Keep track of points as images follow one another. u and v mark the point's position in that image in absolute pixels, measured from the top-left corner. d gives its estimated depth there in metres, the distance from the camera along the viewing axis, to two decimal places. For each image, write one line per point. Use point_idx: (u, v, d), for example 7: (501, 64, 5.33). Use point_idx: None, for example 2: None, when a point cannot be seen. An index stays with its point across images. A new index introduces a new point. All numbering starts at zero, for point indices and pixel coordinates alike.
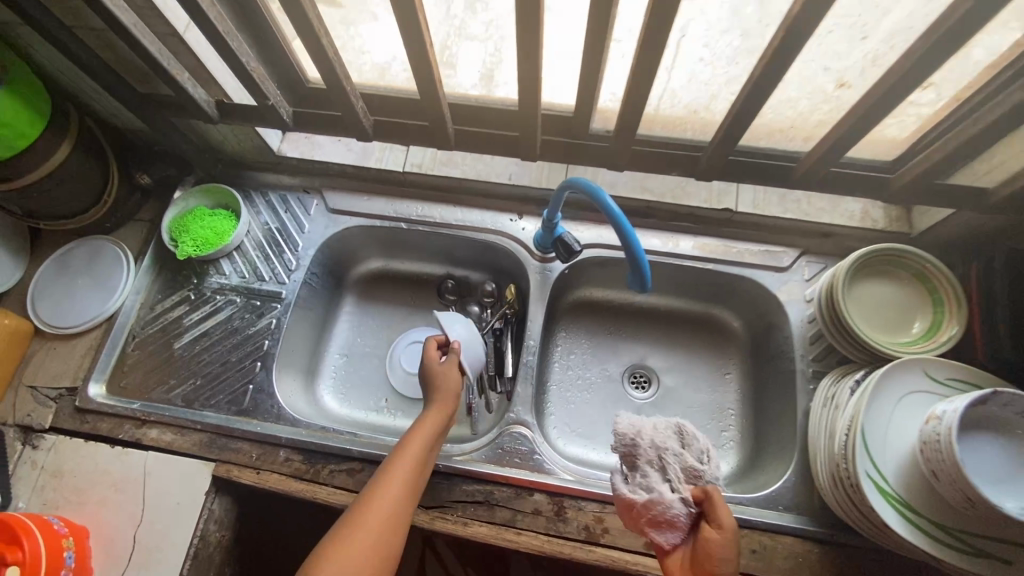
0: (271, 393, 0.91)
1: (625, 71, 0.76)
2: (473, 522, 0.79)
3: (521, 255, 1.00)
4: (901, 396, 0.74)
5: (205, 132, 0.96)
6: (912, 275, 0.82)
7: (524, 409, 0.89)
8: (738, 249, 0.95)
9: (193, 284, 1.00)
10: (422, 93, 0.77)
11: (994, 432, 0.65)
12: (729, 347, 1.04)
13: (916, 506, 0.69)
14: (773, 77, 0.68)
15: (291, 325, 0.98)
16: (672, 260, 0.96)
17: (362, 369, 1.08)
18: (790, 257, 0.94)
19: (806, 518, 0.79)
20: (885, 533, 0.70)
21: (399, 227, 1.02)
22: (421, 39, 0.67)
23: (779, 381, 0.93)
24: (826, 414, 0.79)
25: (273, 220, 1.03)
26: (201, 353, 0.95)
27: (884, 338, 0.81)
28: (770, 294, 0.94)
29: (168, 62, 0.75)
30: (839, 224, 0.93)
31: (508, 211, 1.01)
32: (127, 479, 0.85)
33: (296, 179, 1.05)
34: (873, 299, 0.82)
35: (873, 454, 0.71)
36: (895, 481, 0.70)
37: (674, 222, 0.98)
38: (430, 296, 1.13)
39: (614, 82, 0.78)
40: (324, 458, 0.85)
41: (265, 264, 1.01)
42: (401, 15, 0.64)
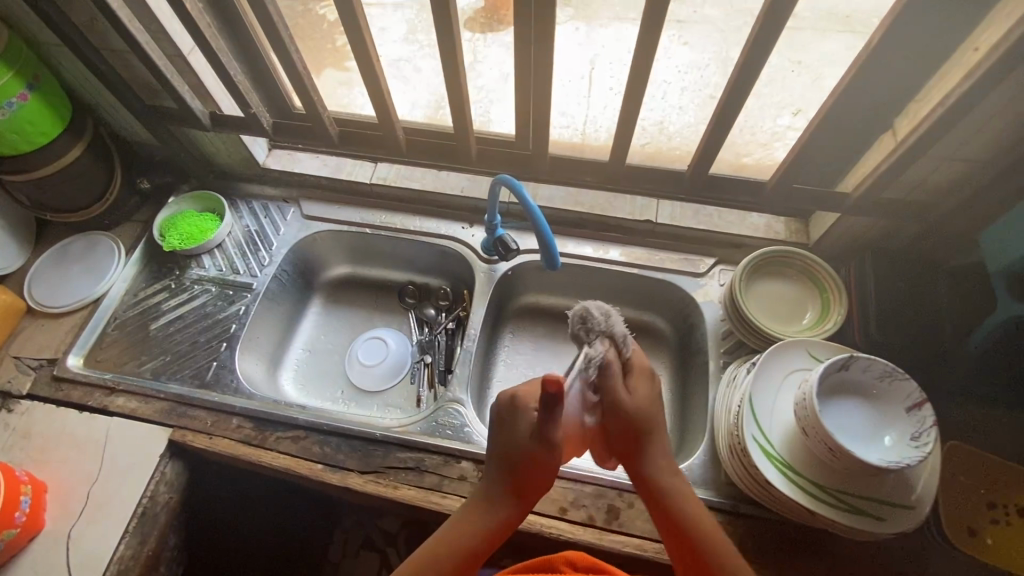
0: (232, 369, 1.00)
1: None
2: (403, 486, 0.86)
3: (468, 257, 1.12)
4: (788, 372, 0.82)
5: (201, 144, 1.12)
6: (800, 272, 0.94)
7: (460, 389, 0.97)
8: (660, 257, 1.07)
9: (174, 275, 1.12)
10: (377, 108, 0.93)
11: (858, 394, 0.74)
12: (660, 349, 1.12)
13: (799, 468, 0.76)
14: None
15: (258, 313, 1.09)
16: (601, 265, 1.08)
17: (322, 363, 1.16)
18: (706, 265, 1.05)
19: (712, 491, 0.85)
20: (771, 493, 0.77)
21: (364, 231, 1.15)
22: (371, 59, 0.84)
23: (697, 375, 1.01)
24: (726, 393, 0.87)
25: (253, 223, 1.17)
26: (174, 333, 1.05)
27: (781, 327, 0.91)
28: (688, 296, 1.05)
29: (172, 76, 0.91)
30: (747, 235, 1.04)
31: (460, 221, 1.15)
32: (89, 441, 0.92)
33: (277, 190, 1.19)
34: (770, 294, 0.94)
35: (760, 421, 0.79)
36: (779, 445, 0.78)
37: (604, 233, 1.10)
38: (392, 299, 1.23)
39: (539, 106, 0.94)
40: (272, 426, 0.93)
41: (241, 260, 1.12)
42: (354, 39, 0.81)
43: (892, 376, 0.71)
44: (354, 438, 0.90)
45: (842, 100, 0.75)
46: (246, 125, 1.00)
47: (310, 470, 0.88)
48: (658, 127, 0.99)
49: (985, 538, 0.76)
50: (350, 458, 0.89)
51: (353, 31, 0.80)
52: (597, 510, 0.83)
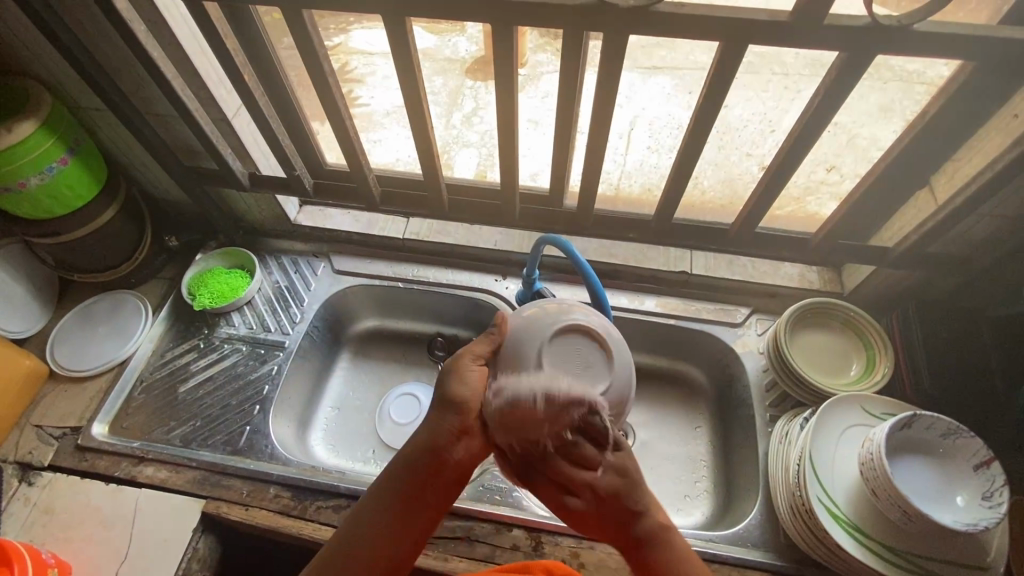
0: (266, 434, 0.97)
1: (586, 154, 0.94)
2: (454, 558, 0.82)
3: (504, 310, 1.11)
4: (845, 428, 0.82)
5: (233, 201, 1.12)
6: (842, 323, 0.94)
7: None
8: (696, 307, 1.07)
9: (203, 333, 1.09)
10: (424, 168, 0.94)
11: (921, 453, 0.73)
12: (698, 400, 1.11)
13: (867, 530, 0.74)
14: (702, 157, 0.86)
15: (290, 371, 1.06)
16: (638, 316, 1.08)
17: (352, 422, 1.13)
18: (742, 314, 1.06)
19: (773, 554, 0.83)
20: (840, 557, 0.75)
21: (396, 286, 1.15)
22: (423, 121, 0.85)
23: (741, 428, 1.00)
24: (780, 449, 0.86)
25: (283, 279, 1.15)
26: (204, 395, 1.01)
27: (829, 381, 0.90)
28: (727, 347, 1.04)
29: (217, 139, 0.92)
30: (783, 285, 1.05)
31: (494, 273, 1.14)
32: (116, 515, 0.87)
33: (307, 245, 1.19)
34: (813, 345, 0.94)
35: (823, 481, 0.78)
36: (845, 506, 0.76)
37: (639, 283, 1.11)
38: (422, 353, 1.21)
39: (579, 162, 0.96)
40: (312, 495, 0.89)
41: (272, 317, 1.10)
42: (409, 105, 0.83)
43: (956, 434, 0.71)
44: None
45: (886, 161, 0.77)
46: (287, 185, 1.00)
47: None
48: (693, 182, 1.01)
49: None
50: None
51: (410, 99, 0.82)
52: None
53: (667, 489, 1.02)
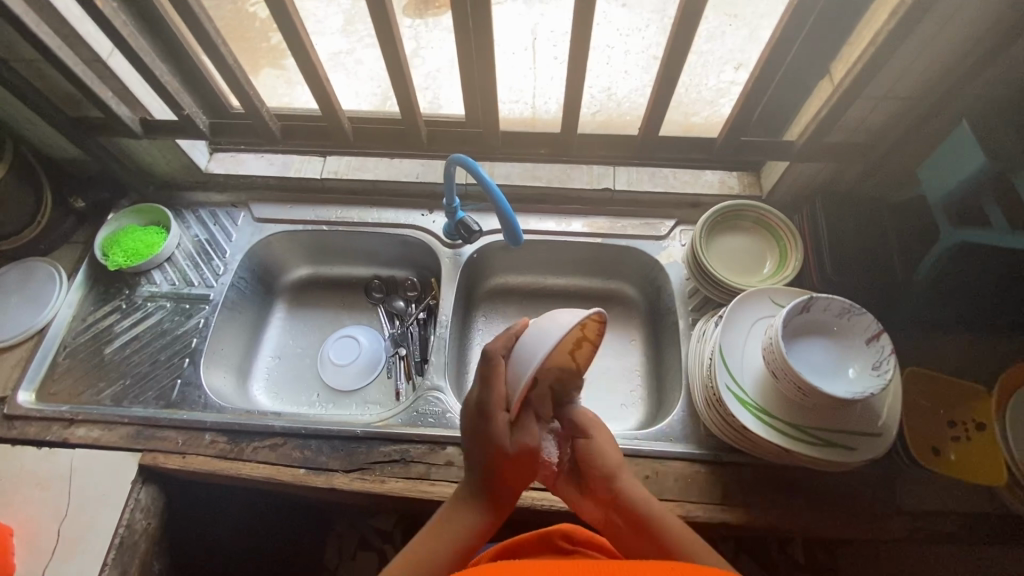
0: (198, 384, 0.97)
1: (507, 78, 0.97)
2: (391, 479, 0.85)
3: (431, 244, 1.10)
4: (753, 321, 0.85)
5: (135, 153, 1.07)
6: (755, 223, 0.96)
7: (438, 375, 0.97)
8: (622, 224, 1.08)
9: (125, 294, 1.06)
10: (319, 97, 0.90)
11: (815, 332, 0.77)
12: (631, 315, 1.15)
13: (772, 411, 0.79)
14: None
15: (218, 323, 1.05)
16: (566, 238, 1.08)
17: (294, 369, 1.13)
18: (667, 227, 1.07)
19: (693, 444, 0.88)
20: (748, 438, 0.79)
21: (321, 229, 1.12)
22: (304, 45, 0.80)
23: (669, 334, 1.04)
24: (697, 348, 0.90)
25: (202, 232, 1.12)
26: (131, 355, 1.00)
27: (744, 280, 0.93)
28: (652, 259, 1.07)
29: (92, 82, 0.85)
30: (703, 193, 1.06)
31: (420, 208, 1.13)
32: (52, 477, 0.87)
33: (224, 195, 1.15)
34: (730, 247, 0.96)
35: (732, 372, 0.81)
36: (753, 391, 0.80)
37: (566, 205, 1.10)
38: (358, 295, 1.21)
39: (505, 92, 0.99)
40: (247, 437, 0.90)
41: (194, 272, 1.08)
42: (285, 30, 0.79)
43: (850, 312, 0.74)
44: (335, 438, 0.88)
45: (776, 45, 0.77)
46: (181, 129, 0.95)
47: (292, 476, 0.86)
48: (607, 94, 0.98)
49: (948, 455, 0.80)
50: (333, 459, 0.87)
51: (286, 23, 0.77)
52: None
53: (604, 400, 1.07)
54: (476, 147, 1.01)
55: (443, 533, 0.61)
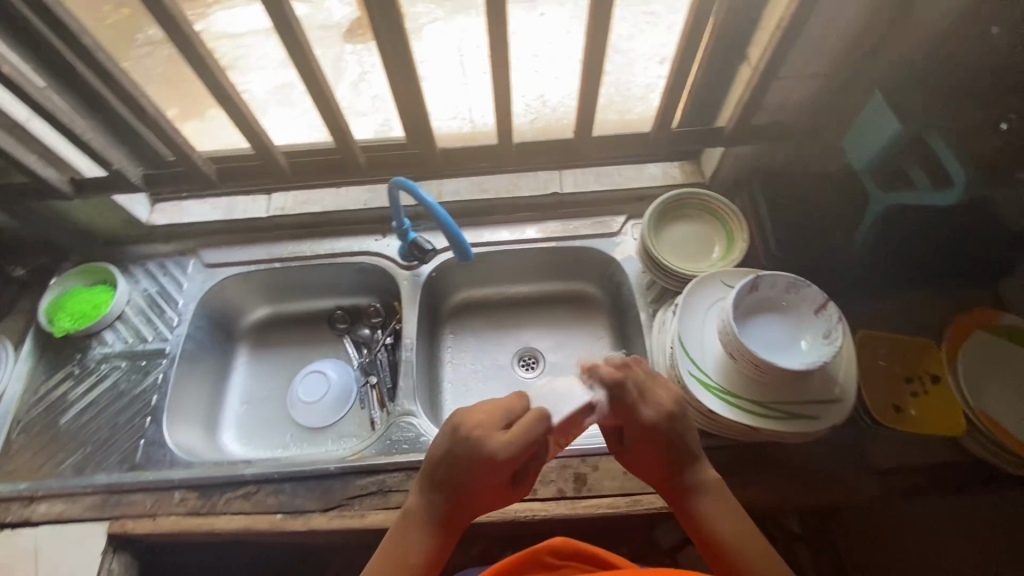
0: (162, 442, 0.94)
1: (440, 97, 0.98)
2: (371, 512, 0.84)
3: (388, 268, 1.10)
4: (708, 305, 0.87)
5: (71, 214, 1.04)
6: (700, 210, 0.99)
7: (409, 400, 0.96)
8: (574, 226, 1.09)
9: (76, 359, 1.03)
10: (249, 136, 0.89)
11: (765, 309, 0.79)
12: (596, 313, 1.17)
13: (736, 391, 0.80)
14: None
15: (178, 376, 1.02)
16: (521, 245, 1.09)
17: (264, 412, 1.11)
18: (618, 223, 1.09)
19: None
20: (717, 421, 0.80)
21: (274, 267, 1.11)
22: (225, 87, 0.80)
23: (633, 327, 1.05)
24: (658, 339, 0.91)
25: (151, 285, 1.09)
26: (90, 421, 0.97)
27: (696, 266, 0.94)
28: (608, 257, 1.08)
29: (11, 148, 0.83)
30: (649, 186, 1.09)
31: (372, 233, 1.12)
32: (17, 560, 0.84)
33: (170, 245, 1.12)
34: (679, 235, 0.98)
35: (694, 358, 0.82)
36: (715, 375, 0.81)
37: (517, 214, 1.11)
38: (322, 329, 1.19)
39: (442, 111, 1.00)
40: (218, 490, 0.87)
41: (147, 327, 1.05)
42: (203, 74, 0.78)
43: (797, 286, 0.76)
44: (309, 478, 0.87)
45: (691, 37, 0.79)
46: (113, 184, 0.93)
47: (268, 523, 0.84)
48: (541, 101, 1.00)
49: (909, 412, 0.83)
50: (309, 499, 0.85)
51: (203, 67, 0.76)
52: (566, 483, 0.84)
53: None
54: (418, 167, 1.02)
55: (404, 554, 0.65)
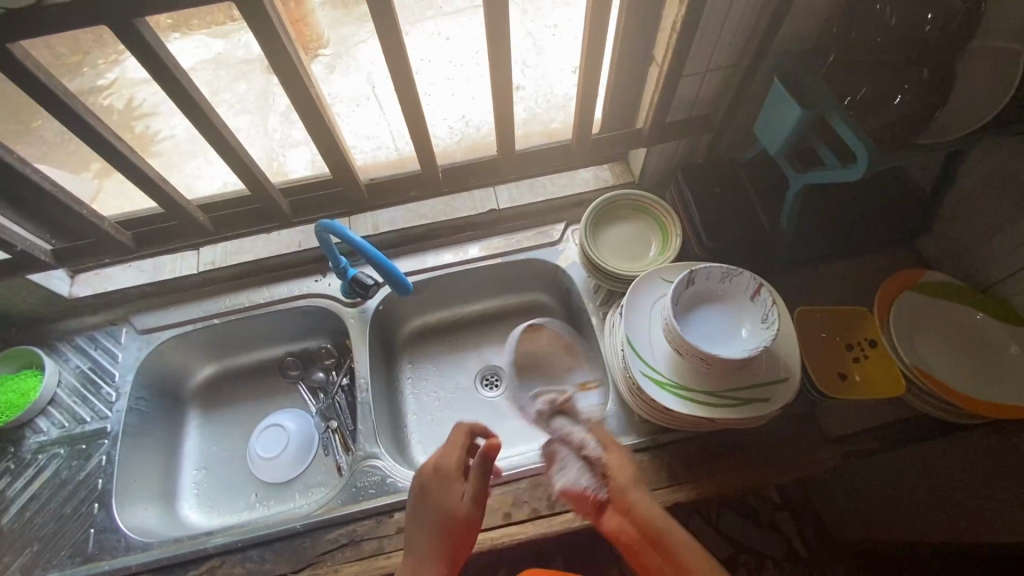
0: (115, 528, 0.89)
1: None
2: (345, 565, 0.81)
3: (333, 308, 1.07)
4: (653, 303, 0.88)
5: None
6: (633, 210, 1.00)
7: (371, 442, 0.93)
8: (516, 239, 1.10)
9: (10, 453, 0.96)
10: (163, 195, 0.86)
11: (705, 302, 0.80)
12: (552, 323, 1.18)
13: (689, 385, 0.81)
14: None
15: (125, 454, 0.96)
16: (466, 266, 1.08)
17: (225, 474, 1.07)
18: (559, 231, 1.10)
19: (631, 436, 0.89)
20: (676, 417, 0.81)
21: (212, 323, 1.06)
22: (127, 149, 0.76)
23: (587, 333, 1.05)
24: (611, 342, 0.91)
25: (84, 361, 1.03)
26: (32, 518, 0.90)
27: (638, 265, 0.95)
28: (555, 266, 1.09)
29: None
30: (585, 192, 1.10)
31: (313, 274, 1.09)
32: None
33: (99, 316, 1.06)
34: (617, 236, 0.99)
35: (645, 358, 0.84)
36: (668, 372, 0.83)
37: (457, 234, 1.10)
38: (276, 378, 1.16)
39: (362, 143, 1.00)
40: (182, 568, 0.83)
41: (84, 407, 0.99)
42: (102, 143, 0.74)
43: (730, 274, 0.79)
44: (276, 541, 0.84)
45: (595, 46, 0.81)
46: (20, 264, 0.87)
47: None
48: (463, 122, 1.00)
49: (854, 377, 0.85)
50: (279, 562, 0.82)
51: None
52: (539, 502, 0.84)
53: None
54: (349, 204, 0.99)
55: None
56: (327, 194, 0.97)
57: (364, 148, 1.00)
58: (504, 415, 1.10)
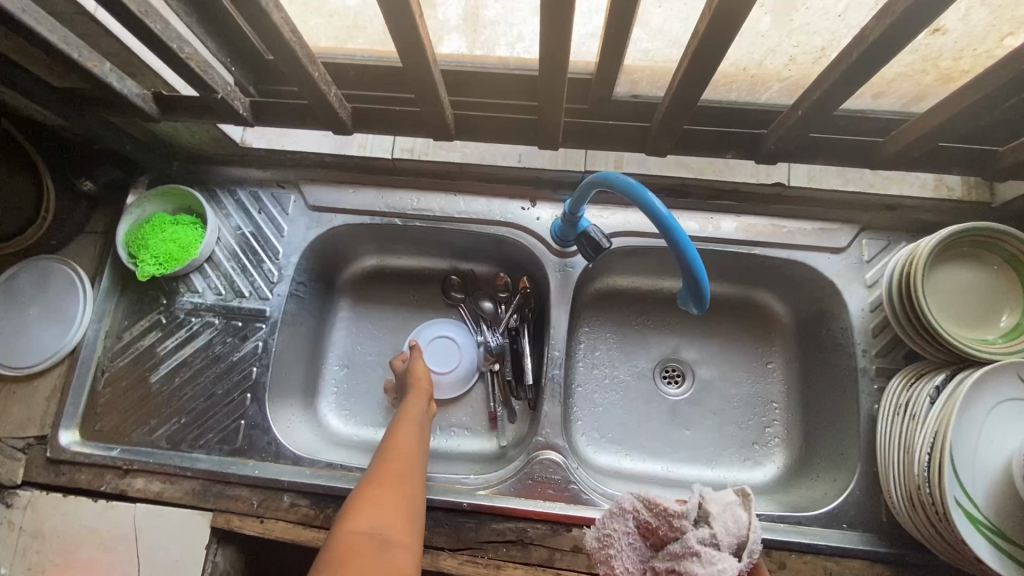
0: (266, 428, 0.81)
1: (664, 27, 0.61)
2: (508, 565, 0.71)
3: (537, 249, 0.86)
4: (990, 407, 0.64)
5: (152, 127, 0.81)
6: (1004, 260, 0.70)
7: (554, 431, 0.79)
8: (788, 229, 0.83)
9: (162, 305, 0.87)
10: (413, 72, 0.63)
11: None
12: (772, 334, 0.94)
13: (1010, 535, 0.61)
14: None
15: (280, 345, 0.86)
16: (712, 246, 0.83)
17: (364, 382, 0.96)
18: (847, 236, 0.82)
19: (874, 537, 0.72)
20: (973, 564, 0.62)
21: (394, 223, 0.89)
22: (407, 10, 0.52)
23: (835, 376, 0.83)
24: (900, 425, 0.70)
25: (245, 223, 0.89)
26: (182, 386, 0.83)
27: (964, 336, 0.70)
28: (824, 279, 0.83)
29: (80, 53, 0.58)
30: (908, 194, 0.80)
31: (519, 198, 0.87)
32: (116, 537, 0.76)
33: (267, 172, 0.90)
34: (957, 289, 0.71)
35: (962, 479, 0.62)
36: (985, 507, 0.62)
37: (712, 200, 0.84)
38: (435, 293, 1.00)
39: (649, 40, 0.63)
40: (334, 501, 0.76)
41: (242, 277, 0.87)
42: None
43: None
44: (435, 509, 0.74)
45: None
46: (211, 109, 0.68)
47: None
48: None
49: None
50: (436, 535, 0.73)
51: None
52: None
53: (732, 437, 0.91)
54: (628, 133, 0.77)
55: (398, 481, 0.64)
56: (612, 124, 0.77)
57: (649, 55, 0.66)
58: (680, 423, 0.92)
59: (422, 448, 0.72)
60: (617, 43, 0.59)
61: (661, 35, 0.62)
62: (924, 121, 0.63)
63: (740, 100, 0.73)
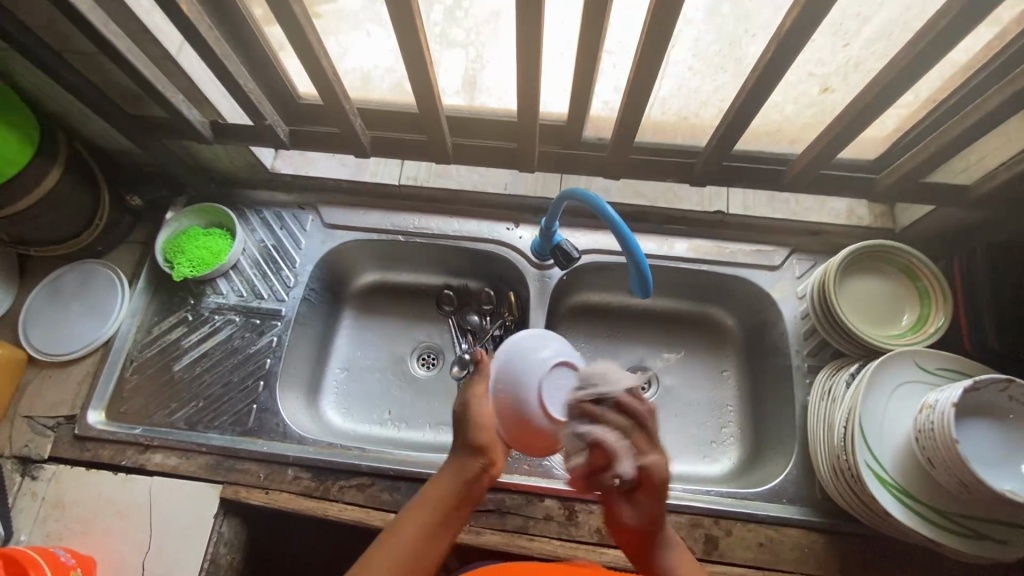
0: (276, 412, 0.91)
1: (618, 81, 0.79)
2: (486, 531, 0.80)
3: (519, 263, 1.01)
4: (894, 387, 0.77)
5: (198, 153, 0.97)
6: (900, 269, 0.86)
7: None
8: (731, 250, 0.98)
9: (189, 304, 0.99)
10: (423, 108, 0.80)
11: (988, 413, 0.67)
12: (725, 344, 1.07)
13: (915, 494, 0.72)
14: (752, 90, 0.72)
15: (291, 342, 0.98)
16: (668, 263, 0.98)
17: (362, 384, 1.07)
18: (781, 256, 0.97)
19: (809, 509, 0.82)
20: (886, 521, 0.72)
21: (397, 239, 1.03)
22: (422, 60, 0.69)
23: (775, 376, 0.96)
24: (824, 407, 0.82)
25: (268, 237, 1.03)
26: (202, 374, 0.94)
27: (874, 333, 0.84)
28: (763, 293, 0.97)
29: (163, 84, 0.74)
30: (827, 222, 0.97)
31: (505, 220, 1.03)
32: (132, 506, 0.84)
33: (290, 196, 1.05)
34: (863, 293, 0.86)
35: (872, 446, 0.74)
36: (893, 469, 0.73)
37: (667, 225, 1.00)
38: (429, 307, 1.13)
39: (608, 92, 0.81)
40: (333, 474, 0.85)
41: (263, 282, 1.00)
42: (405, 44, 0.67)
43: None
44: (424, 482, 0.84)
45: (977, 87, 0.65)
46: (257, 135, 0.85)
47: (381, 521, 0.82)
48: None
49: None
50: None
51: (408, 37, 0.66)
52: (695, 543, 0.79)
53: (692, 436, 1.01)
54: (595, 167, 0.94)
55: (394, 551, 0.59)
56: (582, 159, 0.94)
57: (609, 102, 0.84)
58: None
59: (440, 522, 0.63)
60: (582, 91, 0.77)
61: (617, 86, 0.79)
62: (823, 157, 0.81)
63: (683, 142, 0.91)
